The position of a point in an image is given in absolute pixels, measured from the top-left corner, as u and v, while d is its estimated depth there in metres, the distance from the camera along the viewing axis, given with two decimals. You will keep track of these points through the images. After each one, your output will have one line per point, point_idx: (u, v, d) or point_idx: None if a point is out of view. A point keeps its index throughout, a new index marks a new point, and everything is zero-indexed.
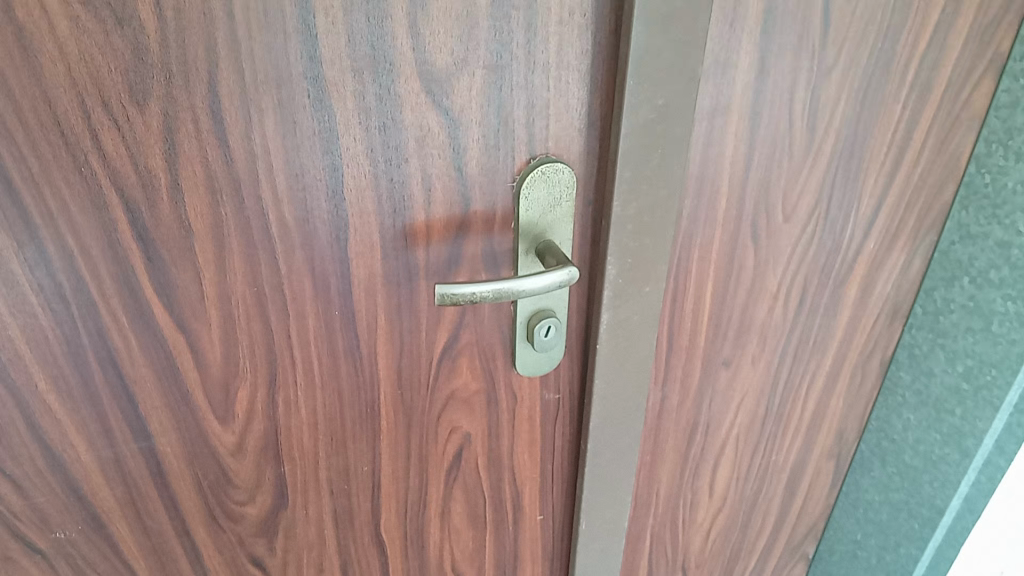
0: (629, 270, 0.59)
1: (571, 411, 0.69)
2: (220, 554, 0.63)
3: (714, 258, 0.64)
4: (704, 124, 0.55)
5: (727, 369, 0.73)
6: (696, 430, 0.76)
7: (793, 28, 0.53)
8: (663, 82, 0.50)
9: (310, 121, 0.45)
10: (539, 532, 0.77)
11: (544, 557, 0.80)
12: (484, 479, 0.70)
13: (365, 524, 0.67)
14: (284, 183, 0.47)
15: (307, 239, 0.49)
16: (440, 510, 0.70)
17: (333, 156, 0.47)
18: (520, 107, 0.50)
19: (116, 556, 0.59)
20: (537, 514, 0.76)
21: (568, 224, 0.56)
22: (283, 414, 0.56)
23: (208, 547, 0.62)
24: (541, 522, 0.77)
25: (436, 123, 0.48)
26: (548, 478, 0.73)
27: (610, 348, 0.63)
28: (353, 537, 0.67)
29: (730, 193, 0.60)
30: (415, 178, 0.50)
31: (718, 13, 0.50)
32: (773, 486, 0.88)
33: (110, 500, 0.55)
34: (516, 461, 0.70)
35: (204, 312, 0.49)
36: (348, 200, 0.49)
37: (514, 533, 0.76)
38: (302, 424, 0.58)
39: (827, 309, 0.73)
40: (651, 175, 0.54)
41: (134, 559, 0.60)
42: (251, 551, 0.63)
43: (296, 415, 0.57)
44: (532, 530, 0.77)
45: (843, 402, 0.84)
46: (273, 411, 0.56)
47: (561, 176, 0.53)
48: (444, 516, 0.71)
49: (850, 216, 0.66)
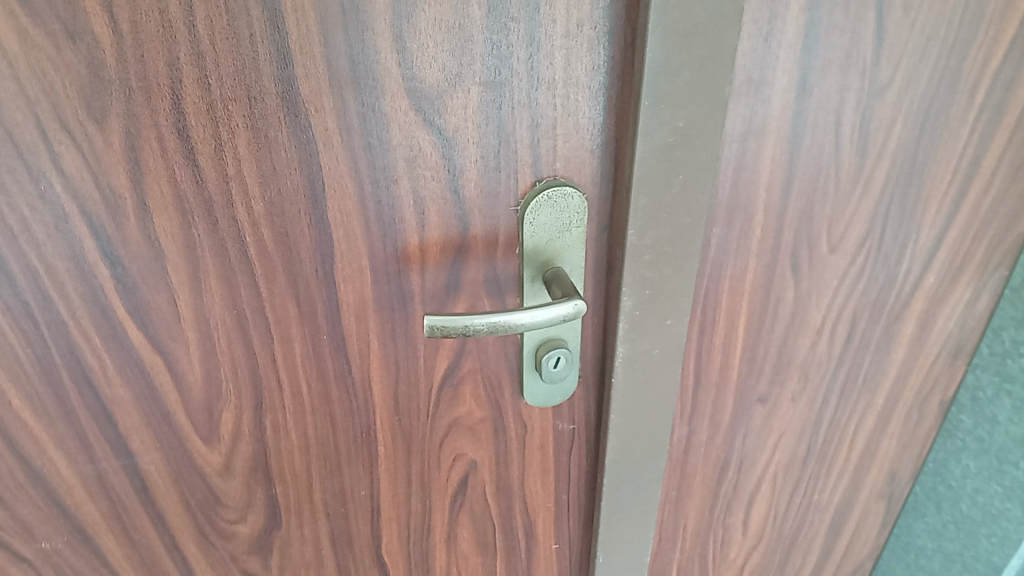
0: (647, 302, 0.54)
1: (588, 442, 0.65)
2: (213, 570, 0.61)
3: (748, 290, 0.58)
4: (735, 148, 0.50)
5: (764, 405, 0.67)
6: (728, 466, 0.71)
7: (839, 43, 0.47)
8: (684, 103, 0.45)
9: (287, 138, 0.42)
10: (555, 561, 0.73)
11: None
12: (493, 508, 0.66)
13: (366, 547, 0.64)
14: (260, 204, 0.44)
15: (289, 261, 0.46)
16: (446, 536, 0.67)
17: (314, 175, 0.44)
18: (523, 126, 0.45)
19: (105, 568, 0.58)
20: (553, 543, 0.72)
21: (580, 251, 0.51)
22: (271, 436, 0.54)
23: (199, 563, 0.60)
24: (556, 551, 0.72)
25: (427, 143, 0.44)
26: (563, 508, 0.69)
27: (627, 382, 0.58)
28: (353, 558, 0.65)
29: (766, 221, 0.54)
30: (406, 200, 0.46)
31: (750, 27, 0.44)
32: (814, 524, 0.82)
33: (97, 514, 0.54)
34: (528, 491, 0.66)
35: (181, 333, 0.47)
36: (332, 222, 0.46)
37: (527, 561, 0.72)
38: (293, 447, 0.55)
39: (878, 346, 0.66)
40: (671, 202, 0.49)
41: (124, 571, 0.59)
42: (245, 568, 0.62)
43: (286, 438, 0.55)
44: (547, 559, 0.73)
45: (897, 443, 0.77)
46: (261, 433, 0.54)
47: (569, 201, 0.49)
48: (451, 543, 0.67)
49: (906, 247, 0.60)
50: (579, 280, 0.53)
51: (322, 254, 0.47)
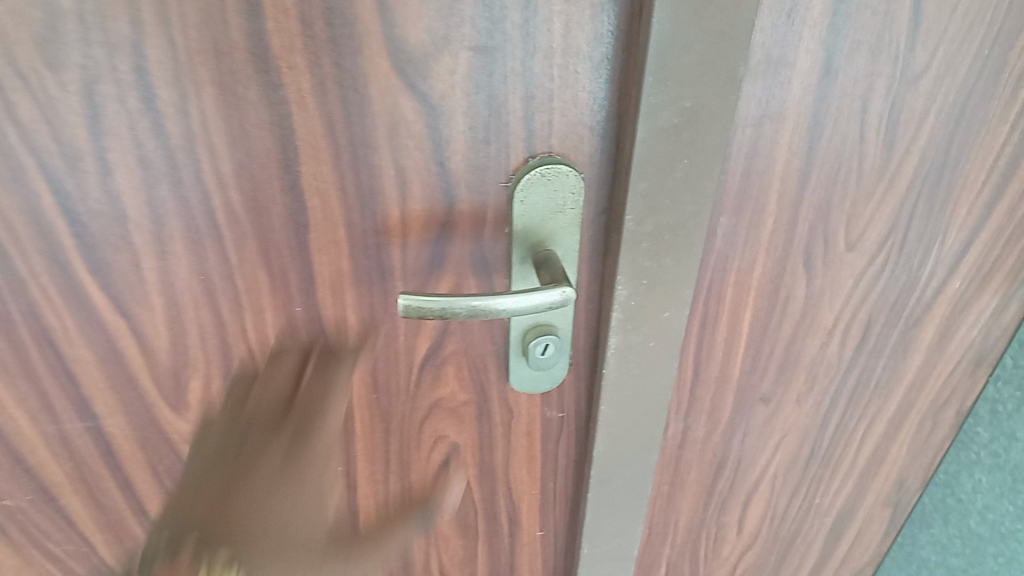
0: (643, 293, 0.50)
1: (578, 432, 0.62)
2: None
3: (755, 285, 0.54)
4: (748, 133, 0.46)
5: (766, 405, 0.64)
6: (724, 463, 0.68)
7: (871, 25, 0.43)
8: (693, 82, 0.41)
9: (258, 96, 0.39)
10: (539, 546, 0.71)
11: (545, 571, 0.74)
12: (476, 490, 0.64)
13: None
14: (230, 166, 0.41)
15: (260, 228, 0.44)
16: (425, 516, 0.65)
17: (288, 138, 0.41)
18: (516, 97, 0.42)
19: (71, 527, 0.56)
20: (537, 529, 0.69)
21: (574, 233, 0.48)
22: None
23: None
24: (541, 537, 0.70)
25: (411, 109, 0.41)
26: (549, 495, 0.67)
27: (619, 374, 0.55)
28: None
29: (778, 214, 0.50)
30: (387, 169, 0.43)
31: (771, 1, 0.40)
32: (813, 527, 0.79)
33: (62, 474, 0.53)
34: (513, 476, 0.64)
35: (146, 298, 0.45)
36: (307, 188, 0.43)
37: (510, 545, 0.70)
38: None
39: (894, 351, 0.63)
40: (674, 188, 0.45)
41: (91, 532, 0.57)
42: None
43: None
44: (531, 544, 0.71)
45: (907, 451, 0.73)
46: None
47: (563, 180, 0.45)
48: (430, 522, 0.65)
49: (931, 249, 0.56)
50: (573, 267, 0.49)
51: (296, 221, 0.44)
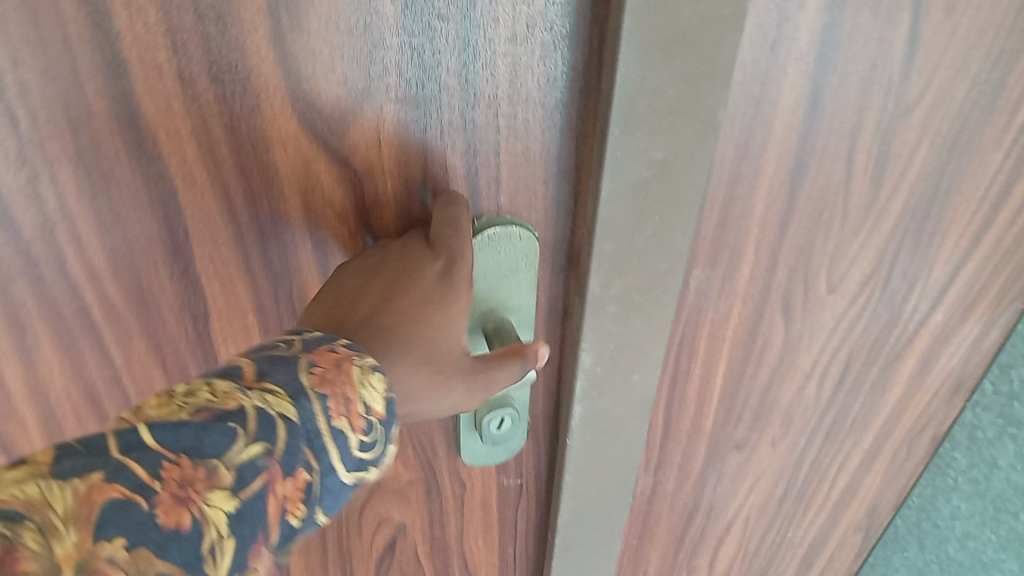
0: (610, 357, 0.44)
1: (539, 497, 0.55)
2: None
3: (730, 336, 0.49)
4: (727, 179, 0.40)
5: (740, 452, 0.58)
6: (695, 512, 0.63)
7: (863, 52, 0.37)
8: (664, 130, 0.34)
9: (131, 171, 0.31)
10: None
11: None
12: (427, 565, 0.57)
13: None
14: (103, 254, 0.33)
15: (148, 320, 0.36)
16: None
17: (174, 217, 0.33)
18: (455, 154, 0.35)
19: None
20: None
21: (528, 297, 0.41)
22: None
23: None
24: None
25: (327, 175, 0.34)
26: (509, 562, 0.60)
27: (584, 441, 0.49)
28: None
29: (757, 261, 0.45)
30: (302, 244, 0.36)
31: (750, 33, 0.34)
32: (786, 560, 0.75)
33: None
34: (468, 548, 0.57)
35: (13, 405, 0.37)
36: (204, 270, 0.35)
37: None
38: None
39: (873, 387, 0.58)
40: (644, 246, 0.39)
41: None
42: None
43: None
44: None
45: (882, 479, 0.69)
46: None
47: (514, 240, 0.38)
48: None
49: (915, 283, 0.51)
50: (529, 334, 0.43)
51: (193, 308, 0.36)
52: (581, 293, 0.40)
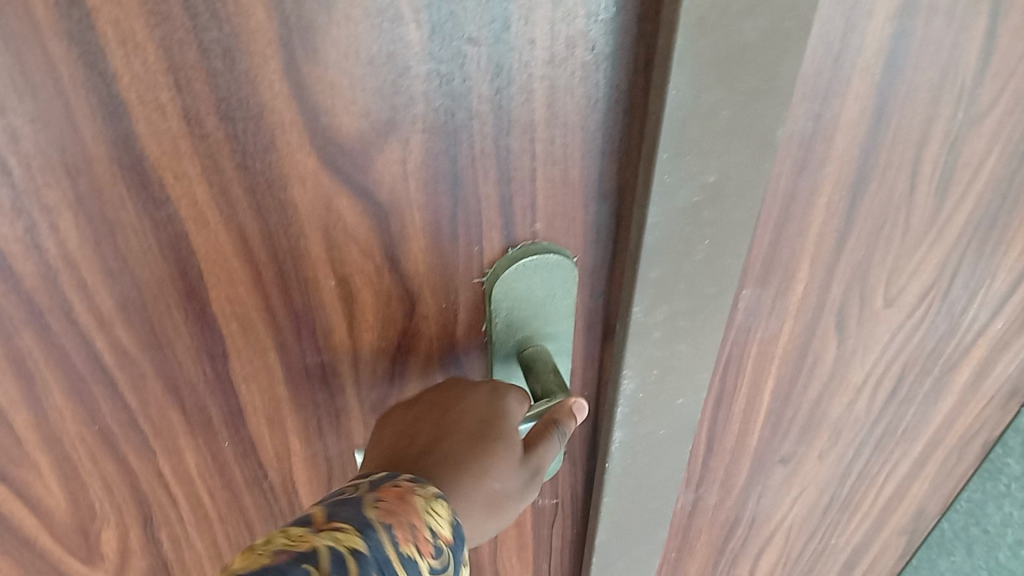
0: (654, 383, 0.41)
1: (575, 516, 0.53)
2: None
3: (780, 354, 0.46)
4: (781, 197, 0.36)
5: (785, 465, 0.56)
6: (737, 525, 0.60)
7: (936, 58, 0.34)
8: (717, 151, 0.31)
9: (137, 215, 0.29)
10: None
11: None
12: None
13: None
14: (111, 300, 0.31)
15: (164, 365, 0.34)
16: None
17: (185, 261, 0.31)
18: (486, 182, 0.32)
19: None
20: None
21: (567, 324, 0.38)
22: (170, 550, 0.42)
23: None
24: None
25: (349, 209, 0.31)
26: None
27: (624, 466, 0.46)
28: None
29: (811, 278, 0.42)
30: (323, 281, 0.33)
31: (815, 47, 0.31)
32: (828, 565, 0.72)
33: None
34: (501, 564, 0.55)
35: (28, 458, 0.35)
36: (220, 312, 0.33)
37: None
38: (200, 557, 0.44)
39: (926, 397, 0.55)
40: (692, 271, 0.36)
41: None
42: None
43: (190, 549, 0.43)
44: None
45: (931, 485, 0.66)
46: (156, 549, 0.42)
47: (552, 269, 0.36)
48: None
49: (977, 294, 0.47)
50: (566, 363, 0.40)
51: (210, 350, 0.34)
52: (623, 320, 0.38)
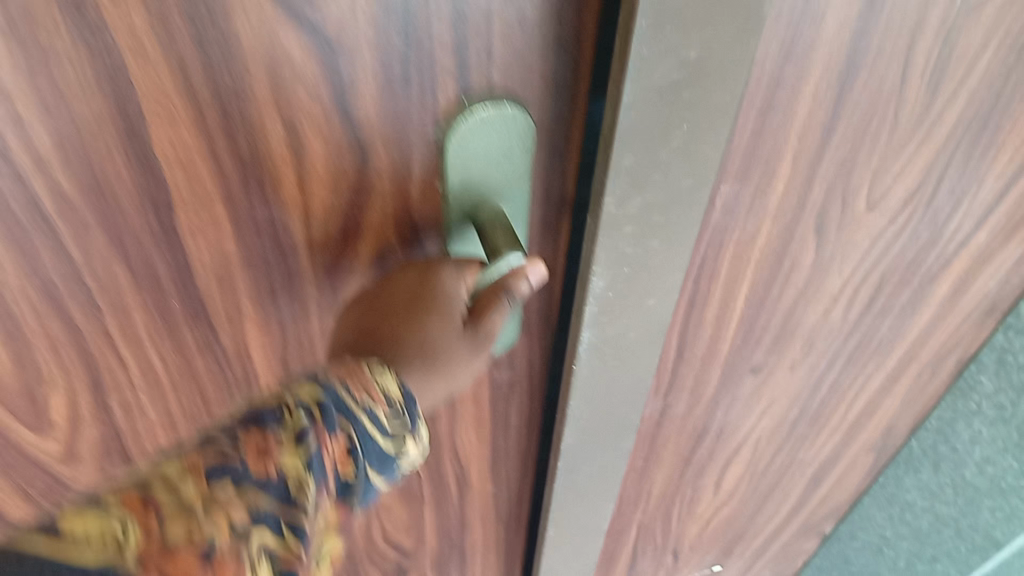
0: (625, 280, 0.40)
1: (530, 388, 0.53)
2: None
3: (757, 257, 0.44)
4: (766, 86, 0.34)
5: (756, 375, 0.55)
6: (704, 435, 0.60)
7: None
8: (699, 21, 0.29)
9: (67, 38, 0.26)
10: (491, 502, 0.63)
11: (497, 523, 0.67)
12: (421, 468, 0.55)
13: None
14: (40, 136, 0.28)
15: (104, 217, 0.31)
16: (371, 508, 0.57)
17: (122, 97, 0.28)
18: (443, 23, 0.30)
19: None
20: (489, 487, 0.61)
21: (522, 182, 0.37)
22: (118, 419, 0.41)
23: None
24: (493, 493, 0.62)
25: (299, 47, 0.29)
26: (501, 453, 0.58)
27: (592, 367, 0.45)
28: None
29: (793, 177, 0.40)
30: (271, 125, 0.31)
31: None
32: (794, 478, 0.73)
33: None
34: (460, 444, 0.54)
35: None
36: (163, 156, 0.30)
37: (460, 506, 0.62)
38: (149, 426, 0.42)
39: (903, 310, 0.54)
40: (668, 159, 0.34)
41: None
42: None
43: (139, 417, 0.41)
44: (481, 501, 0.62)
45: (902, 400, 0.66)
46: (102, 417, 0.40)
47: (507, 122, 0.34)
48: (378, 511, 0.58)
49: (960, 203, 0.46)
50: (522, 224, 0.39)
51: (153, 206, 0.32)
52: (590, 212, 0.36)
